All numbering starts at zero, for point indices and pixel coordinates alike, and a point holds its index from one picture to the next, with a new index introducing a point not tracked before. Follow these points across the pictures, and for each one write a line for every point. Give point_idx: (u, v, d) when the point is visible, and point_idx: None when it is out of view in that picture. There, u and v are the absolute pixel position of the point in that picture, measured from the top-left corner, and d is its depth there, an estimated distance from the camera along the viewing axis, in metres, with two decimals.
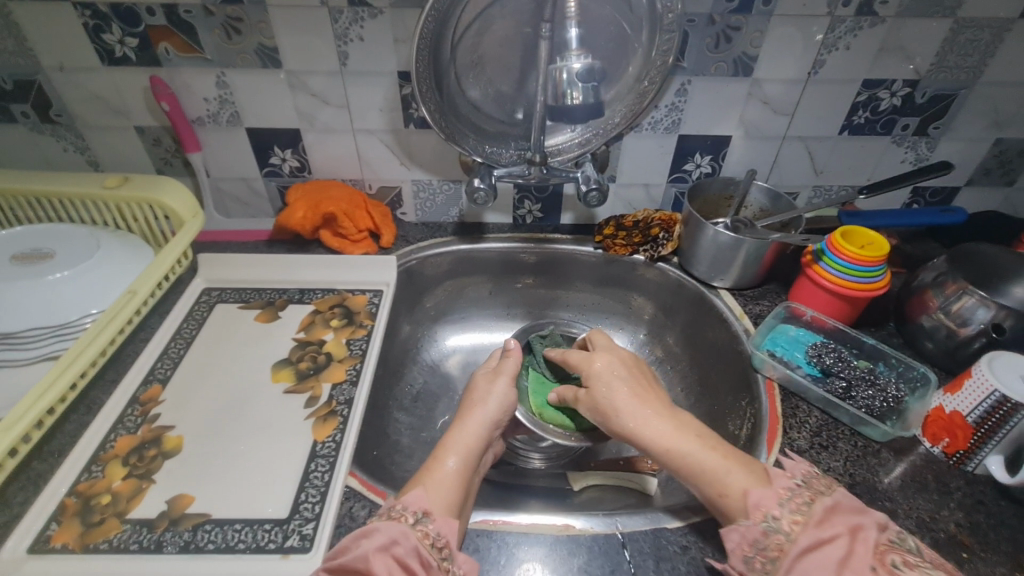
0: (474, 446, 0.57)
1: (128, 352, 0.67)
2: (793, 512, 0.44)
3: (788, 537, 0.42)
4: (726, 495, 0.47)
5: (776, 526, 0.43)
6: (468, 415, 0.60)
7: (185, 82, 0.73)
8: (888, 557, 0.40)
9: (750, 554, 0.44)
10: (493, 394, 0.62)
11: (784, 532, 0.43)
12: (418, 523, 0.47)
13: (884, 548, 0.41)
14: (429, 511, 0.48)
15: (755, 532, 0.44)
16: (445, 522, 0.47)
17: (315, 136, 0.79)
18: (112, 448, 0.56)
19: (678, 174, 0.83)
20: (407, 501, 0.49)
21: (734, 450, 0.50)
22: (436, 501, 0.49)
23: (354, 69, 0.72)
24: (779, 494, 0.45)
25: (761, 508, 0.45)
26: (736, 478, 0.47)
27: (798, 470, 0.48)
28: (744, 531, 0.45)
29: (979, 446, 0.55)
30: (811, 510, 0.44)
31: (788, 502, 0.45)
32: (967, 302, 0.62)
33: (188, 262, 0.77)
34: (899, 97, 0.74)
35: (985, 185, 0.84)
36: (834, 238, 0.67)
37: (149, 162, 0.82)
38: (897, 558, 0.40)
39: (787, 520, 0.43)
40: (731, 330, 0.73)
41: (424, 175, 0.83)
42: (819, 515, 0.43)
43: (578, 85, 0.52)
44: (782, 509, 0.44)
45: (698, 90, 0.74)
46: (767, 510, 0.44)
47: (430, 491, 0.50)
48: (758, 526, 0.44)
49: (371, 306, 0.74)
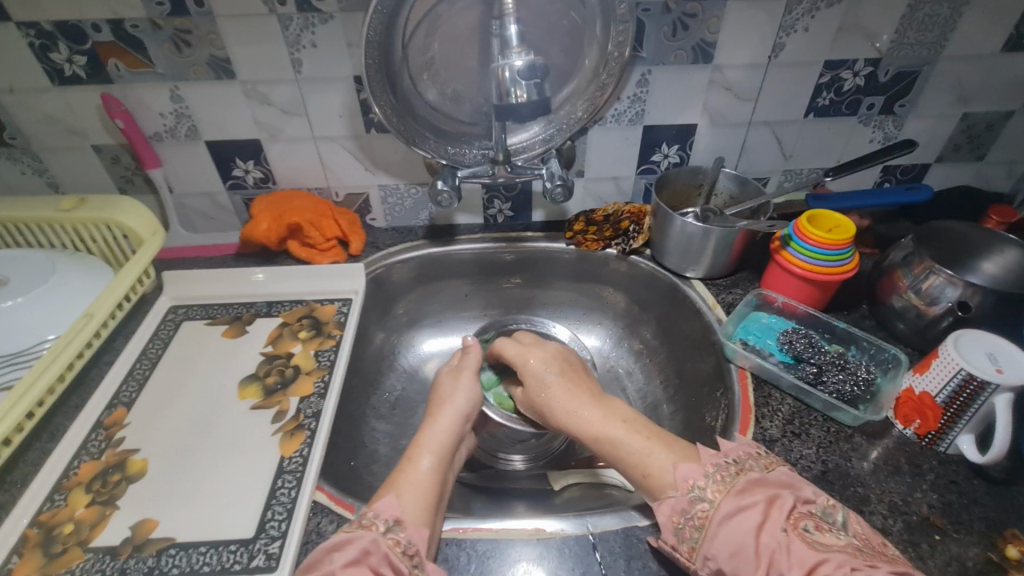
0: (446, 444, 0.56)
1: (93, 377, 0.66)
2: (717, 483, 0.47)
3: (712, 505, 0.46)
4: (650, 474, 0.51)
5: (702, 496, 0.47)
6: (440, 414, 0.59)
7: (139, 98, 0.72)
8: (800, 521, 0.43)
9: (680, 524, 0.47)
10: (459, 391, 0.62)
11: (709, 502, 0.46)
12: (388, 532, 0.46)
13: (798, 514, 0.44)
14: (401, 518, 0.47)
15: (683, 503, 0.47)
16: (416, 529, 0.47)
17: (276, 147, 0.78)
18: (75, 475, 0.55)
19: (647, 165, 0.82)
20: (378, 509, 0.48)
21: (660, 432, 0.54)
22: (409, 507, 0.48)
23: (309, 77, 0.71)
24: (705, 468, 0.48)
25: (689, 481, 0.48)
26: (660, 458, 0.51)
27: (733, 451, 0.50)
28: (674, 503, 0.48)
29: (949, 425, 0.54)
30: (733, 480, 0.47)
31: (713, 475, 0.48)
32: (935, 281, 0.61)
33: (152, 281, 0.76)
34: (862, 76, 0.73)
35: (956, 161, 0.83)
36: (800, 223, 0.67)
37: (110, 181, 0.81)
38: (808, 522, 0.43)
39: (711, 490, 0.47)
40: (704, 320, 0.73)
41: (391, 180, 0.82)
42: (741, 485, 0.46)
43: (522, 82, 0.54)
44: (708, 481, 0.47)
45: (660, 80, 0.73)
46: (694, 482, 0.48)
47: (403, 496, 0.49)
48: (686, 497, 0.47)
49: (340, 316, 0.74)
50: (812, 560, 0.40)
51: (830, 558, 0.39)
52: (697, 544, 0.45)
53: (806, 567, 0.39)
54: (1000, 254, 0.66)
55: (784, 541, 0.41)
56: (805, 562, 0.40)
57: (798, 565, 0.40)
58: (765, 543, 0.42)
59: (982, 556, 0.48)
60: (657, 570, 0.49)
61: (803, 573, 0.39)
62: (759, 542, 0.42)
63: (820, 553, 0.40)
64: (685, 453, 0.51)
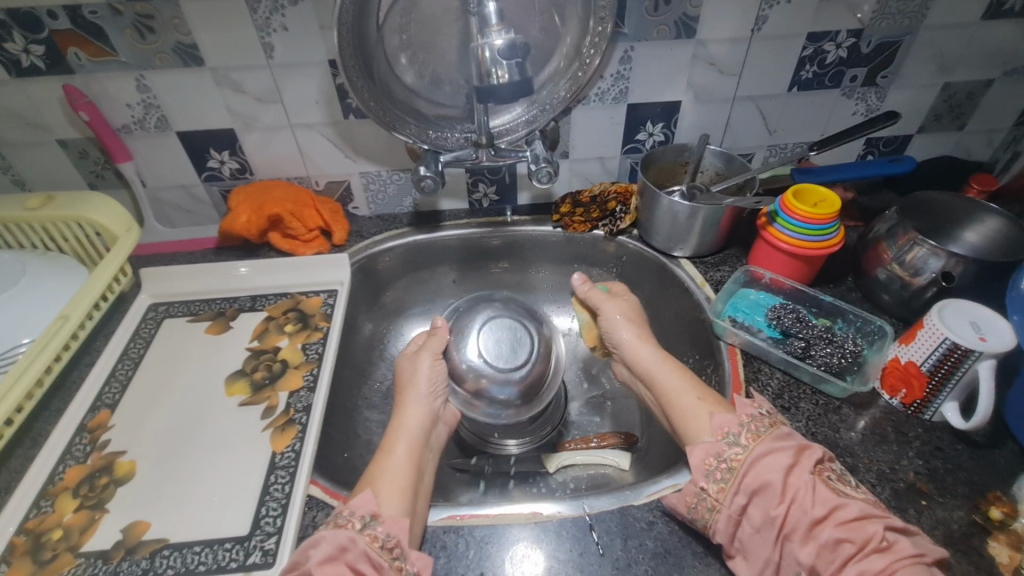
0: (419, 431, 0.57)
1: (74, 379, 0.64)
2: (751, 431, 0.49)
3: (745, 449, 0.48)
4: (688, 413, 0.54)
5: (736, 441, 0.49)
6: (410, 405, 0.60)
7: (104, 89, 0.68)
8: (824, 471, 0.47)
9: (711, 466, 0.49)
10: (421, 374, 0.62)
11: (743, 446, 0.48)
12: (366, 527, 0.46)
13: (823, 466, 0.47)
14: (378, 513, 0.47)
15: (718, 447, 0.49)
16: (395, 522, 0.47)
17: (252, 137, 0.75)
18: (61, 480, 0.54)
19: (632, 144, 0.81)
20: (355, 505, 0.48)
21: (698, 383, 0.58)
22: (387, 501, 0.49)
23: (283, 62, 0.68)
24: (740, 418, 0.51)
25: (723, 428, 0.50)
26: (688, 406, 0.55)
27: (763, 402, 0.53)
28: (708, 448, 0.50)
29: (935, 394, 0.56)
30: (768, 429, 0.49)
31: (747, 424, 0.50)
32: (919, 252, 0.62)
33: (130, 279, 0.73)
34: (844, 48, 0.73)
35: (936, 131, 0.83)
36: (786, 198, 0.67)
37: (78, 175, 0.77)
38: (830, 473, 0.47)
39: (744, 437, 0.49)
40: (693, 299, 0.73)
41: (372, 167, 0.80)
42: (776, 433, 0.49)
43: (503, 62, 0.52)
44: (742, 429, 0.50)
45: (642, 56, 0.71)
46: (729, 429, 0.50)
47: (380, 491, 0.49)
48: (721, 442, 0.50)
49: (326, 307, 0.72)
50: (833, 502, 0.44)
51: (850, 504, 0.44)
52: (727, 484, 0.47)
53: (829, 508, 0.44)
54: (982, 223, 0.67)
55: (811, 484, 0.45)
56: (828, 503, 0.44)
57: (820, 505, 0.44)
58: (792, 483, 0.45)
59: (967, 519, 0.50)
60: (654, 548, 0.50)
61: (825, 512, 0.43)
62: (787, 482, 0.45)
63: (841, 498, 0.44)
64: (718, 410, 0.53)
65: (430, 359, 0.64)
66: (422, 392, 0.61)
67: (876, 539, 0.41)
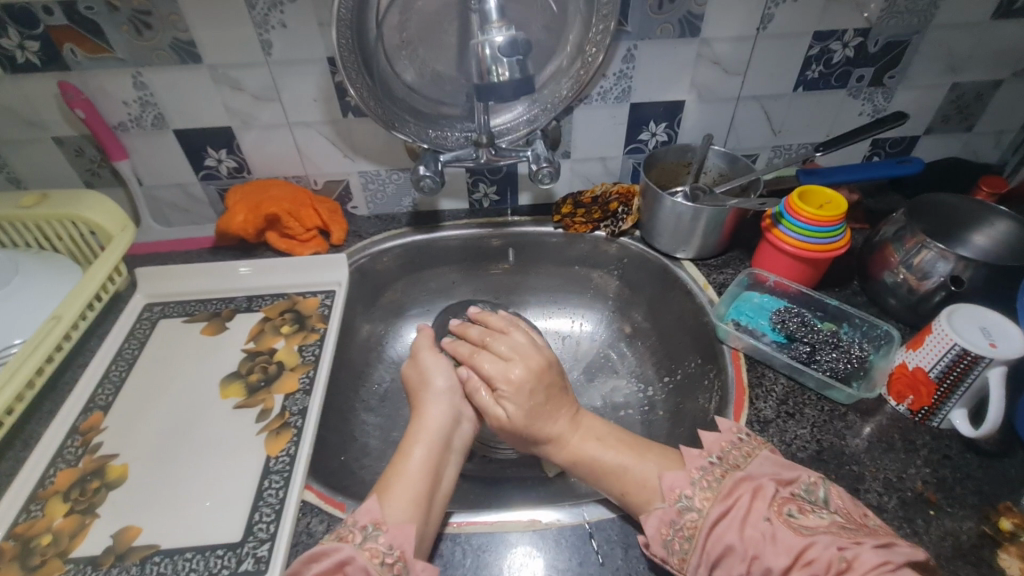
0: (438, 433, 0.54)
1: (66, 380, 0.63)
2: (704, 490, 0.47)
3: (701, 514, 0.46)
4: (629, 484, 0.51)
5: (690, 505, 0.47)
6: (426, 407, 0.57)
7: (99, 85, 0.67)
8: (783, 507, 0.44)
9: (669, 536, 0.46)
10: (431, 369, 0.59)
11: (698, 511, 0.46)
12: (367, 541, 0.45)
13: (781, 501, 0.45)
14: (380, 521, 0.46)
15: (672, 514, 0.47)
16: (399, 530, 0.45)
17: (250, 135, 0.74)
18: (51, 484, 0.53)
19: (634, 144, 0.80)
20: (358, 514, 0.47)
21: (638, 442, 0.55)
22: (392, 508, 0.47)
23: (281, 59, 0.67)
24: (689, 476, 0.48)
25: (676, 490, 0.48)
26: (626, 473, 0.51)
27: (714, 447, 0.50)
28: (661, 515, 0.47)
29: (943, 401, 0.54)
30: (720, 484, 0.47)
31: (698, 481, 0.48)
32: (927, 255, 0.61)
33: (125, 278, 0.73)
34: (851, 47, 0.72)
35: (944, 132, 0.82)
36: (791, 200, 0.66)
37: (74, 173, 0.77)
38: (791, 507, 0.44)
39: (698, 498, 0.47)
40: (696, 301, 0.72)
41: (371, 166, 0.79)
42: (728, 487, 0.46)
43: (503, 60, 0.51)
44: (694, 488, 0.48)
45: (645, 55, 0.70)
46: (681, 491, 0.48)
47: (388, 500, 0.48)
48: (673, 507, 0.47)
49: (323, 308, 0.71)
50: (798, 544, 0.41)
51: (817, 541, 0.41)
52: (688, 555, 0.45)
53: (794, 553, 0.41)
54: (991, 226, 0.65)
55: (768, 531, 0.43)
56: (792, 549, 0.41)
57: (785, 552, 0.41)
58: (750, 535, 0.43)
59: (976, 530, 0.49)
60: None
61: (790, 560, 0.41)
62: (745, 535, 0.43)
63: (805, 538, 0.41)
64: (668, 467, 0.50)
65: (434, 354, 0.60)
66: (439, 386, 0.57)
67: (835, 563, 0.39)
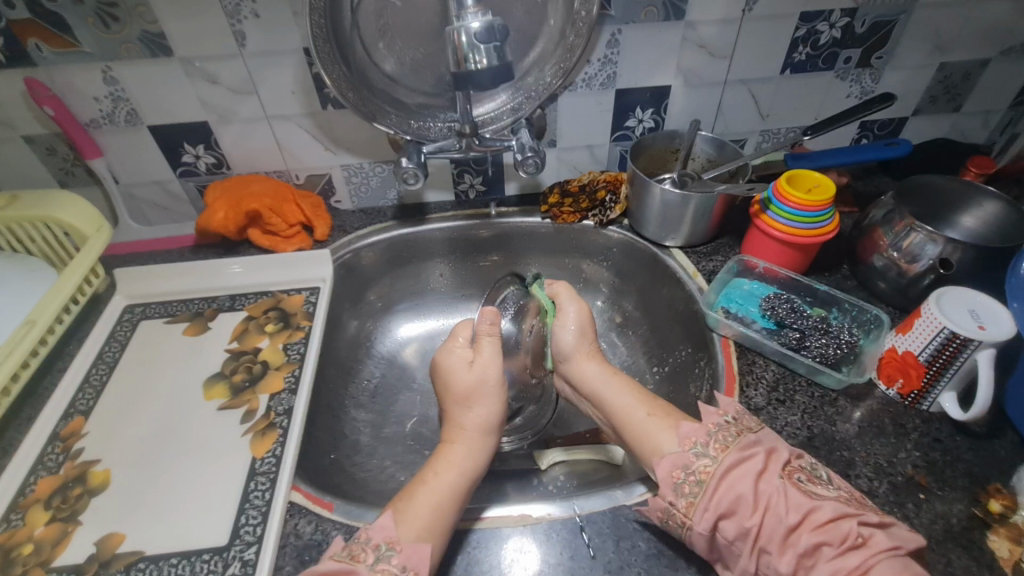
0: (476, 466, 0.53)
1: (45, 386, 0.62)
2: (718, 441, 0.47)
3: (714, 461, 0.46)
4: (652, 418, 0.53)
5: (704, 452, 0.47)
6: (469, 428, 0.55)
7: (68, 81, 0.65)
8: (793, 473, 0.45)
9: (679, 479, 0.46)
10: (485, 392, 0.56)
11: (711, 458, 0.46)
12: (380, 561, 0.43)
13: (792, 467, 0.45)
14: (394, 540, 0.45)
15: (687, 458, 0.47)
16: (413, 550, 0.44)
17: (227, 130, 0.72)
18: (32, 492, 0.52)
19: (621, 131, 0.79)
20: (372, 531, 0.46)
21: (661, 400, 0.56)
22: (406, 525, 0.46)
23: (256, 50, 0.65)
24: (706, 427, 0.48)
25: (691, 438, 0.48)
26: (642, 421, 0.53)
27: (729, 408, 0.50)
28: (676, 459, 0.47)
29: (932, 384, 0.54)
30: (735, 439, 0.47)
31: (714, 433, 0.48)
32: (915, 238, 0.60)
33: (103, 279, 0.71)
34: (838, 28, 0.71)
35: (932, 112, 0.81)
36: (779, 184, 0.65)
37: (48, 173, 0.74)
38: (801, 474, 0.45)
39: (712, 447, 0.47)
40: (685, 290, 0.71)
41: (354, 159, 0.78)
42: (744, 442, 0.46)
43: (481, 47, 0.50)
44: (709, 438, 0.47)
45: (630, 39, 0.69)
46: (696, 439, 0.48)
47: (402, 517, 0.46)
48: (688, 453, 0.47)
49: (308, 305, 0.70)
50: (807, 507, 0.42)
51: (824, 506, 0.42)
52: (696, 499, 0.44)
53: (803, 513, 0.42)
54: (980, 207, 0.65)
55: (782, 488, 0.43)
56: (801, 509, 0.42)
57: (794, 511, 0.42)
58: (763, 489, 0.44)
59: (967, 513, 0.49)
60: (647, 549, 0.48)
61: (799, 520, 0.41)
62: (758, 489, 0.44)
63: (814, 501, 0.42)
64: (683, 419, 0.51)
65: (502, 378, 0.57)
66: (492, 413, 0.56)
67: (852, 536, 0.40)
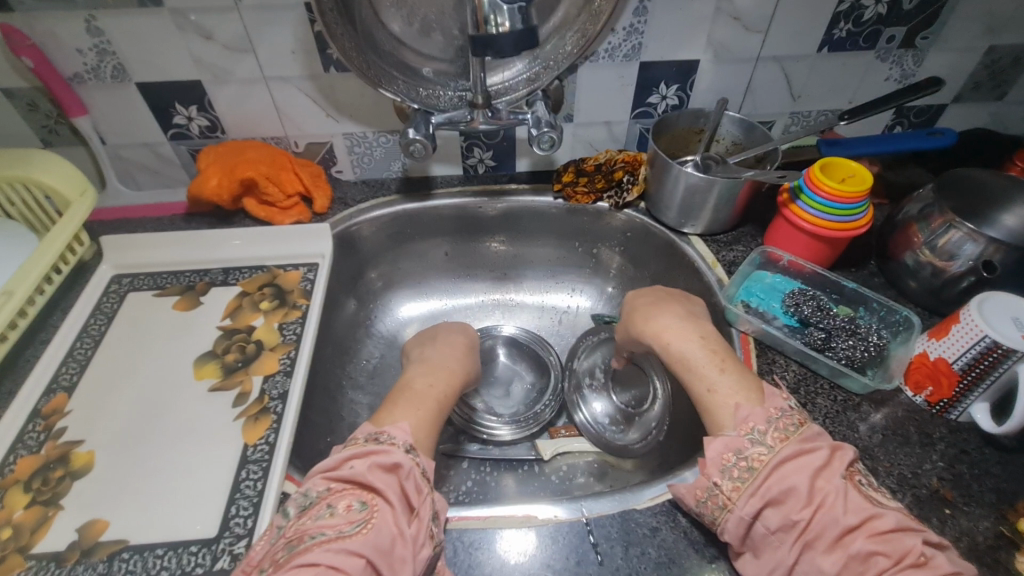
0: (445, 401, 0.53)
1: (27, 358, 0.59)
2: (779, 430, 0.44)
3: (770, 450, 0.43)
4: (715, 392, 0.48)
5: (761, 440, 0.43)
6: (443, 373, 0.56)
7: (47, 29, 0.60)
8: (856, 475, 0.42)
9: (729, 462, 0.43)
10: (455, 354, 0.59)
11: (768, 447, 0.43)
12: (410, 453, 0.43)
13: (854, 470, 0.43)
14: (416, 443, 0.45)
15: (741, 442, 0.44)
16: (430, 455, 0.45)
17: (221, 90, 0.67)
18: (11, 472, 0.50)
19: (643, 108, 0.74)
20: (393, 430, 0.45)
21: (734, 360, 0.51)
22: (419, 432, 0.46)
23: (253, 3, 0.60)
24: (769, 413, 0.45)
25: (749, 423, 0.45)
26: (715, 380, 0.49)
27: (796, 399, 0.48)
28: (728, 441, 0.44)
29: (964, 393, 0.51)
30: (797, 430, 0.44)
31: (774, 420, 0.45)
32: (954, 236, 0.56)
33: (89, 246, 0.67)
34: (885, 3, 0.65)
35: (974, 101, 0.77)
36: (812, 172, 0.61)
37: (29, 130, 0.70)
38: (862, 477, 0.42)
39: (771, 436, 0.43)
40: (704, 281, 0.68)
41: (357, 127, 0.73)
42: (806, 435, 0.43)
43: (503, 8, 0.45)
44: (769, 426, 0.44)
45: (660, 7, 0.63)
46: (754, 425, 0.44)
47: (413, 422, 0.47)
48: (744, 438, 0.44)
49: (306, 282, 0.67)
50: (868, 511, 0.39)
51: (887, 514, 0.39)
52: (744, 484, 0.42)
53: (863, 516, 0.39)
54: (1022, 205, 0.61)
55: (843, 488, 0.40)
56: (862, 512, 0.39)
57: (855, 513, 0.39)
58: (820, 488, 0.40)
59: (993, 531, 0.46)
60: (657, 557, 0.46)
61: (859, 521, 0.38)
62: (815, 485, 0.41)
63: (877, 508, 0.39)
64: (749, 394, 0.47)
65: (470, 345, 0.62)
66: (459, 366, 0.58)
67: (914, 554, 0.37)
